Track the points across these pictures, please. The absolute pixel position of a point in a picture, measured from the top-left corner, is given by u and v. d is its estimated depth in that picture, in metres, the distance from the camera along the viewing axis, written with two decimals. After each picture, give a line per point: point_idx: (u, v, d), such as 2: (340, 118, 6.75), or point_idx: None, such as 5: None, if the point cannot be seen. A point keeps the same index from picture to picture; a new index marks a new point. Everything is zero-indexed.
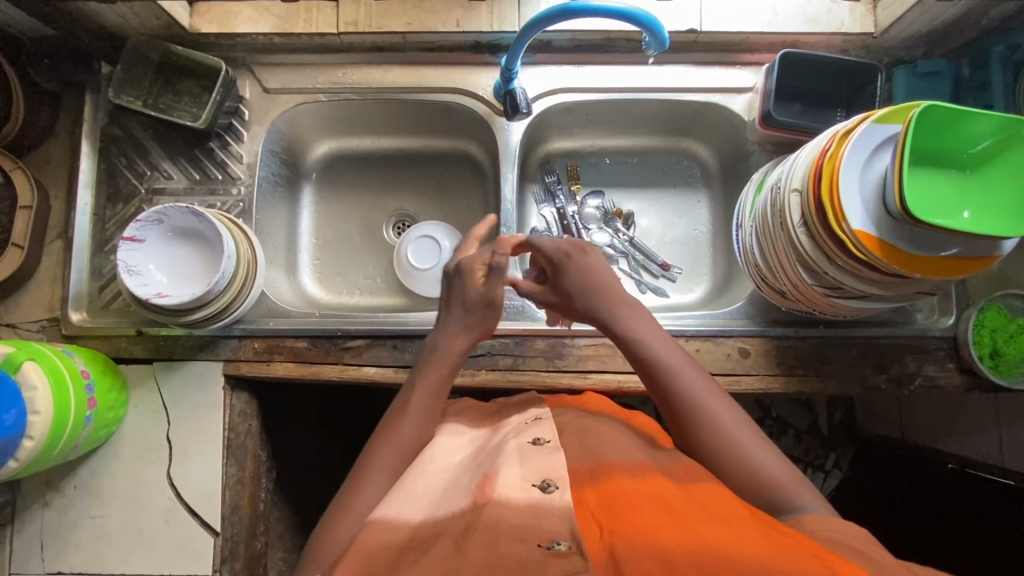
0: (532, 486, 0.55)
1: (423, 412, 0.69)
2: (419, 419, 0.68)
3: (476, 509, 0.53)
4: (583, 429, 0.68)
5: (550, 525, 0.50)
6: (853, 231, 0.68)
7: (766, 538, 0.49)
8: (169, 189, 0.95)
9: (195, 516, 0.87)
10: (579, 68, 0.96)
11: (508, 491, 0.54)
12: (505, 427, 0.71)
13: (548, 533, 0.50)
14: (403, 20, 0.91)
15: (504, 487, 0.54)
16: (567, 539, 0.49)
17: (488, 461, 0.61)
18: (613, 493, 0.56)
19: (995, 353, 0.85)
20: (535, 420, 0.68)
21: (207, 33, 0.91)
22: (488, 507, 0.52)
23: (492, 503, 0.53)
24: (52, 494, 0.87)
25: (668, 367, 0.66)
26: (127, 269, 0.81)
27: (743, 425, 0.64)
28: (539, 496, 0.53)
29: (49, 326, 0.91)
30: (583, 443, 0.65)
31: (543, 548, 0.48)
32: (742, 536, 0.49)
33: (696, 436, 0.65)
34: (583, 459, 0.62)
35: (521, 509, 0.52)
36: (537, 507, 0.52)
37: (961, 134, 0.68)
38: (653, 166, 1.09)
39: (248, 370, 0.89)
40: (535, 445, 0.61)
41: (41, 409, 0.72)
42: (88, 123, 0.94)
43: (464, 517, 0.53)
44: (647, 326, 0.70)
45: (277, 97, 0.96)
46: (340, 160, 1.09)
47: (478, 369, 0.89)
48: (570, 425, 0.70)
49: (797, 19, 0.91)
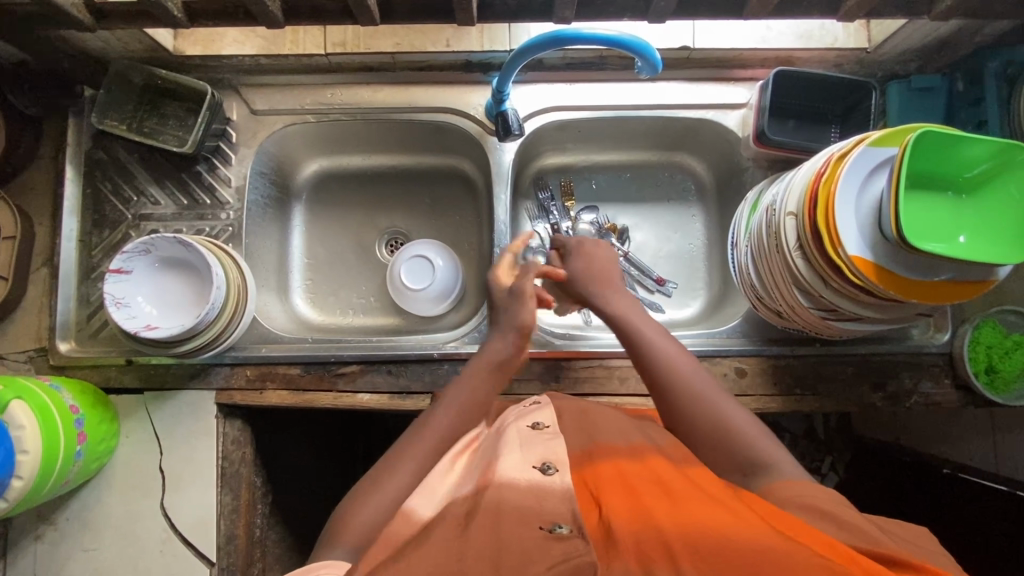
0: (532, 467, 0.55)
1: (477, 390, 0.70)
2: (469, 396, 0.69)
3: (478, 494, 0.52)
4: (583, 410, 0.68)
5: (553, 508, 0.50)
6: (849, 257, 0.68)
7: (769, 519, 0.46)
8: (156, 215, 0.93)
9: (190, 546, 0.86)
10: (571, 86, 0.95)
11: (509, 473, 0.54)
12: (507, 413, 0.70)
13: (548, 516, 0.49)
14: (392, 41, 0.90)
15: (504, 471, 0.54)
16: (568, 522, 0.48)
17: (490, 451, 0.60)
18: (611, 475, 0.55)
19: (990, 369, 0.85)
20: (533, 405, 0.68)
21: (191, 55, 0.91)
22: (489, 491, 0.52)
23: (494, 486, 0.52)
24: (44, 527, 0.86)
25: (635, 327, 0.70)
26: (114, 302, 0.79)
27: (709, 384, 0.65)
28: (538, 478, 0.53)
29: (37, 357, 0.89)
30: (588, 426, 0.64)
31: (544, 530, 0.47)
32: (744, 513, 0.46)
33: (667, 400, 0.65)
34: (580, 443, 0.61)
35: (522, 489, 0.52)
36: (536, 487, 0.52)
37: (957, 158, 0.67)
38: (647, 181, 1.08)
39: (241, 399, 0.88)
40: (535, 429, 0.61)
41: (30, 449, 0.71)
42: (71, 148, 0.92)
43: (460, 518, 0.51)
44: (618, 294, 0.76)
45: (265, 118, 0.95)
46: (331, 178, 1.07)
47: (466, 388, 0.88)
48: (566, 408, 0.68)
49: (789, 35, 0.90)
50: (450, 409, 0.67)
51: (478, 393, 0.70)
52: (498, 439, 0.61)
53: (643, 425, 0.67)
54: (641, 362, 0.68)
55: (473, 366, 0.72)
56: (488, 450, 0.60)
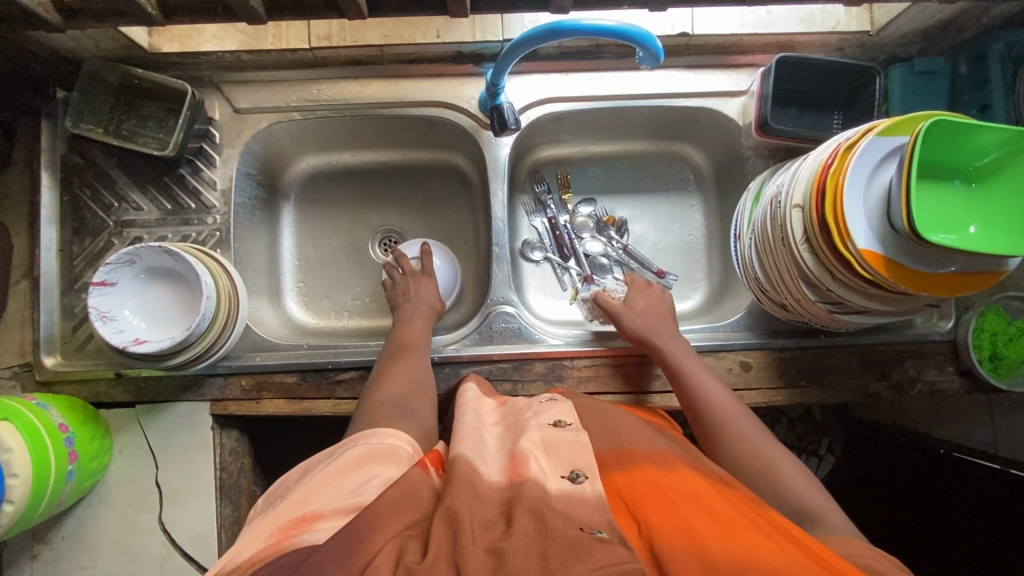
0: (561, 477, 0.50)
1: (421, 329, 0.84)
2: (420, 331, 0.83)
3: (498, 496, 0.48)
4: (601, 413, 0.66)
5: (585, 514, 0.45)
6: (858, 250, 0.66)
7: (810, 552, 0.43)
8: (139, 221, 0.90)
9: (191, 561, 0.84)
10: (568, 75, 0.92)
11: (535, 472, 0.49)
12: (516, 404, 0.68)
13: (585, 520, 0.44)
14: (379, 33, 0.87)
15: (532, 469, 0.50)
16: (606, 528, 0.43)
17: (509, 445, 0.56)
18: (643, 483, 0.52)
19: (995, 356, 0.85)
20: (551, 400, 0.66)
21: (167, 53, 0.86)
22: (527, 486, 0.47)
23: (525, 485, 0.48)
24: (39, 547, 0.84)
25: (680, 365, 0.77)
26: (100, 316, 0.76)
27: (754, 426, 0.70)
28: (568, 488, 0.48)
29: (21, 373, 0.86)
30: (609, 430, 0.61)
31: (584, 531, 0.42)
32: (781, 542, 0.43)
33: (709, 433, 0.71)
34: (609, 446, 0.58)
35: (555, 491, 0.47)
36: (569, 497, 0.47)
37: (969, 146, 0.65)
38: (646, 171, 1.06)
39: (237, 410, 0.86)
40: (557, 427, 0.58)
41: (19, 472, 0.69)
42: (46, 153, 0.88)
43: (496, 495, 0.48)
44: (666, 330, 0.82)
45: (248, 117, 0.91)
46: (320, 176, 1.04)
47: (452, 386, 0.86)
48: (589, 413, 0.66)
49: (791, 19, 0.88)
50: (408, 341, 0.81)
51: (423, 327, 0.84)
52: (516, 436, 0.57)
53: (663, 434, 0.65)
54: (684, 399, 0.75)
55: (411, 311, 0.86)
56: (500, 448, 0.56)
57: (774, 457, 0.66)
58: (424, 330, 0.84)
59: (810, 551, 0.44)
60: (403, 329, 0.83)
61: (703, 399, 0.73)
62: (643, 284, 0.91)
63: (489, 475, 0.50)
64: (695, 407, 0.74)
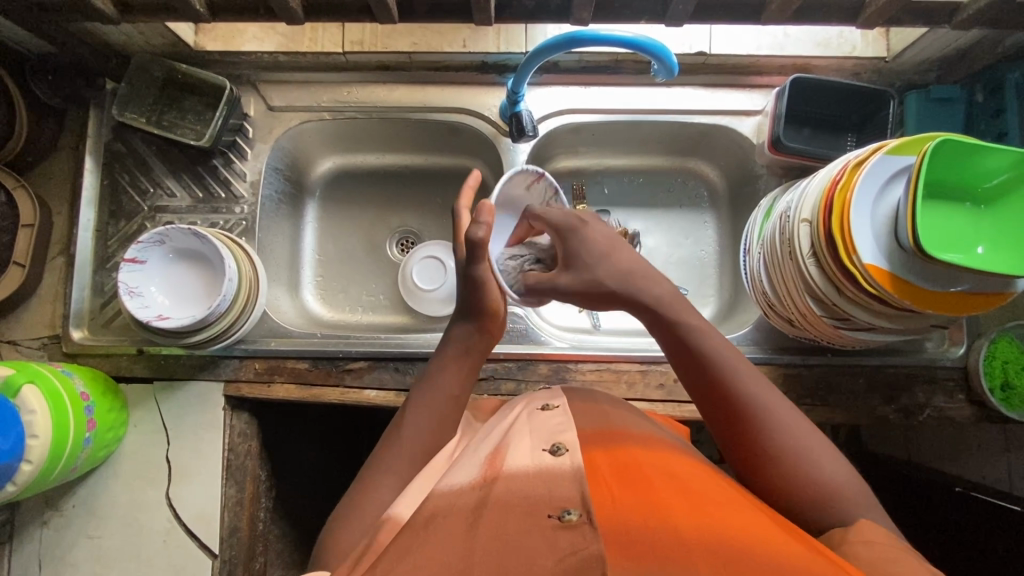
0: (541, 451, 0.51)
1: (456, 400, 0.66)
2: (436, 414, 0.65)
3: (487, 485, 0.49)
4: (590, 397, 0.66)
5: (561, 493, 0.46)
6: (863, 264, 0.67)
7: (794, 542, 0.44)
8: (171, 207, 0.95)
9: (194, 539, 0.86)
10: (587, 89, 0.95)
11: (517, 462, 0.50)
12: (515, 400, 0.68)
13: (558, 502, 0.45)
14: (409, 41, 0.91)
15: (512, 459, 0.51)
16: (576, 507, 0.44)
17: (497, 438, 0.57)
18: (626, 463, 0.52)
19: (1006, 385, 0.83)
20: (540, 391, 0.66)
21: (211, 51, 0.92)
22: (499, 482, 0.49)
23: (501, 478, 0.49)
24: (50, 513, 0.87)
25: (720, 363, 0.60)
26: (128, 291, 0.81)
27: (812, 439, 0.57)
28: (548, 461, 0.50)
29: (50, 344, 0.90)
30: (600, 409, 0.62)
31: (552, 519, 0.44)
32: (773, 534, 0.45)
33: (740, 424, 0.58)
34: (595, 423, 0.58)
35: (529, 476, 0.49)
36: (546, 473, 0.49)
37: (977, 167, 0.66)
38: (660, 186, 1.08)
39: (249, 391, 0.89)
40: (543, 414, 0.58)
41: (40, 433, 0.71)
42: (91, 139, 0.93)
43: (473, 496, 0.49)
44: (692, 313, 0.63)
45: (282, 114, 0.96)
46: (344, 175, 1.08)
47: (480, 394, 0.87)
48: (582, 399, 0.64)
49: (807, 43, 0.90)
50: (441, 395, 0.66)
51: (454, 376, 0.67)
52: (508, 427, 0.58)
53: (660, 427, 0.65)
54: (682, 364, 0.62)
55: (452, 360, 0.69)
56: (496, 435, 0.58)
57: (774, 413, 0.57)
58: (456, 399, 0.67)
59: (803, 543, 0.45)
60: (435, 384, 0.67)
61: (701, 365, 0.60)
62: (573, 223, 0.67)
63: (469, 471, 0.52)
64: (692, 377, 0.61)
